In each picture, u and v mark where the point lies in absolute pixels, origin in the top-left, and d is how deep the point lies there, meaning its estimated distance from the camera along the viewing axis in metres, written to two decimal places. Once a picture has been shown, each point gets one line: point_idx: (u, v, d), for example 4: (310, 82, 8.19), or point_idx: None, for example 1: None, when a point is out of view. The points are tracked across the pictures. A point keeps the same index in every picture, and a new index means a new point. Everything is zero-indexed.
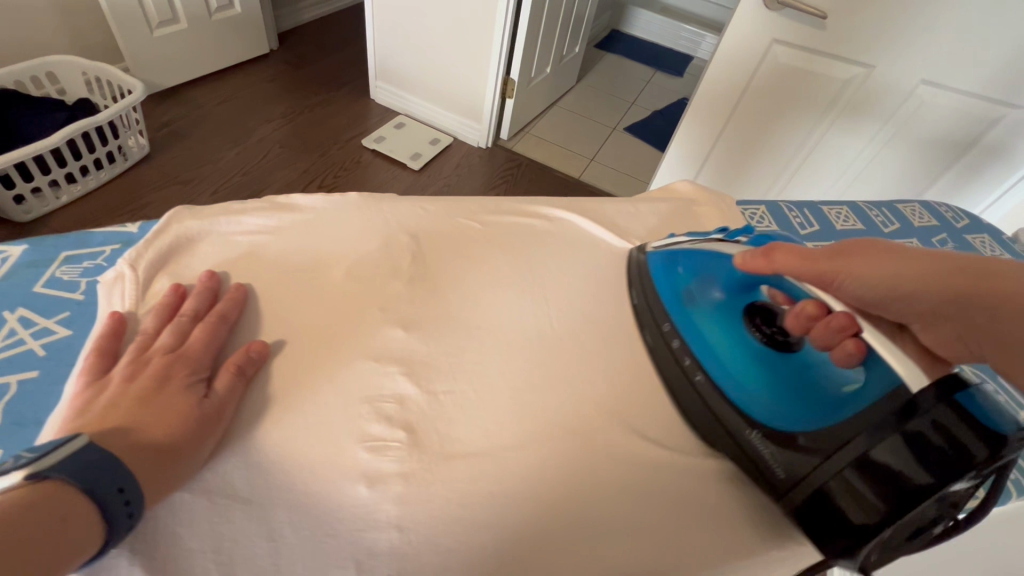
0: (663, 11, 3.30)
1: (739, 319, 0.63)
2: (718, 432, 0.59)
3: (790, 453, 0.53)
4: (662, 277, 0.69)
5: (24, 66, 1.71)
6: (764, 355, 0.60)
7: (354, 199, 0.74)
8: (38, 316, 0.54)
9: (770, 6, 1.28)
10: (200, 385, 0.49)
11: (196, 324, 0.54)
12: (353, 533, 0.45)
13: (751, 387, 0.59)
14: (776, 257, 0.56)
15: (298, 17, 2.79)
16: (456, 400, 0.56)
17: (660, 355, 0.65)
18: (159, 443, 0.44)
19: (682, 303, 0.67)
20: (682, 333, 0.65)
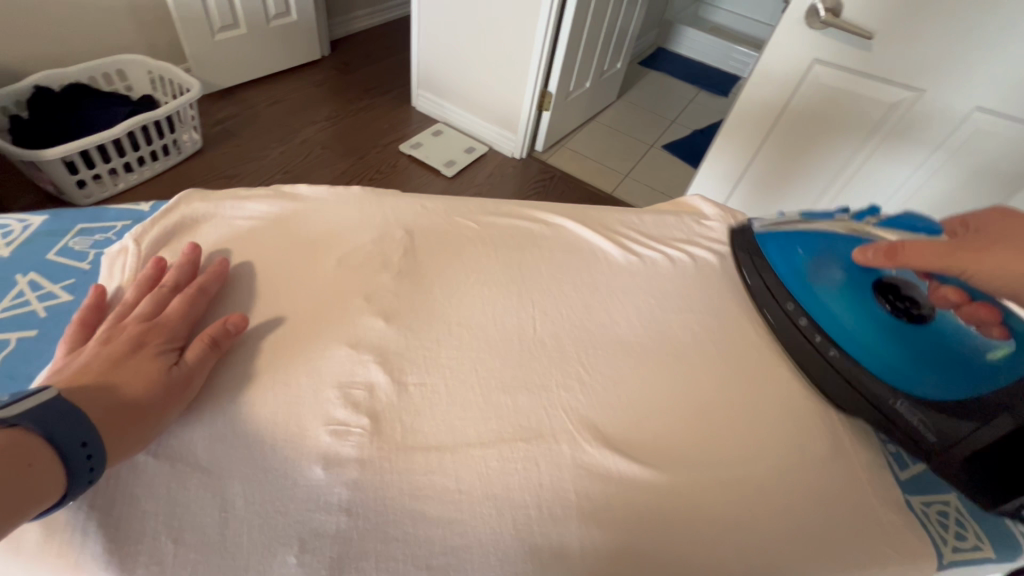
0: (712, 31, 3.26)
1: (867, 290, 0.66)
2: (859, 403, 0.63)
3: (941, 420, 0.58)
4: (782, 260, 0.74)
5: (97, 63, 1.86)
6: (895, 326, 0.62)
7: (357, 193, 0.76)
8: (46, 281, 0.59)
9: (812, 25, 1.25)
10: (170, 353, 0.51)
11: (176, 295, 0.57)
12: (302, 512, 0.46)
13: (887, 360, 0.62)
14: (900, 258, 0.62)
15: (350, 26, 2.92)
16: (425, 392, 0.56)
17: (789, 332, 0.70)
18: (125, 404, 0.45)
19: (803, 284, 0.71)
20: (810, 311, 0.69)
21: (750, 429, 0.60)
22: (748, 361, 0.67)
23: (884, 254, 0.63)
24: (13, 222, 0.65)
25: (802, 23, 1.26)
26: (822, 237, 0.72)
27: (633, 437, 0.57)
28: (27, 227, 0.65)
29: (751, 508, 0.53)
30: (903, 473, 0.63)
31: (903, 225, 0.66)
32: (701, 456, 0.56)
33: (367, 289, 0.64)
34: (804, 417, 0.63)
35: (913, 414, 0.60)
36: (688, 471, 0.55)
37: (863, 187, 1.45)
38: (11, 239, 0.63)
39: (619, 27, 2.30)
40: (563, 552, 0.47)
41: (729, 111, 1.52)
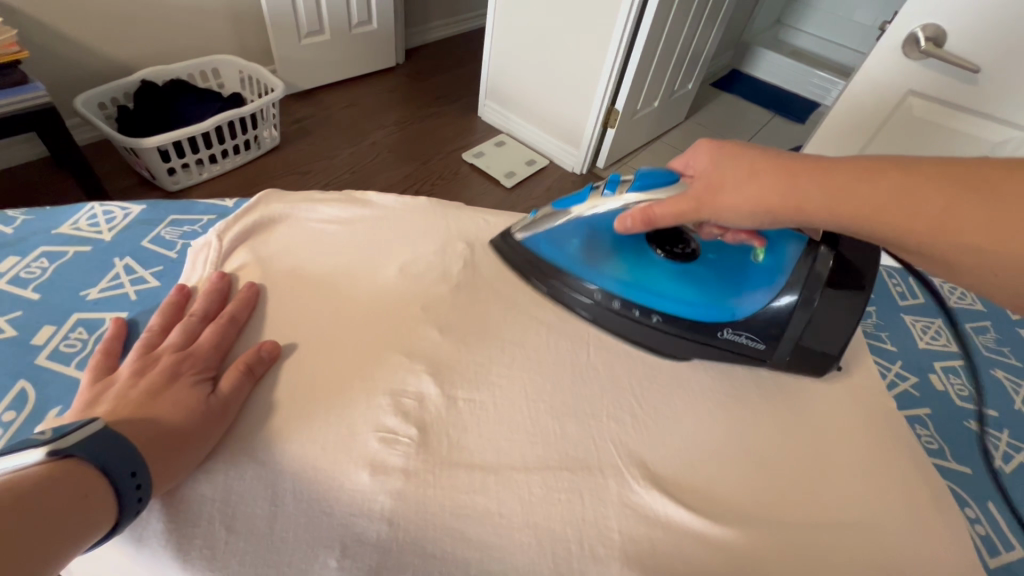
0: (792, 55, 3.14)
1: (642, 247, 0.68)
2: (698, 347, 0.65)
3: (762, 331, 0.63)
4: (560, 255, 0.70)
5: (196, 62, 2.03)
6: (685, 267, 0.66)
7: (423, 203, 0.78)
8: (139, 266, 0.63)
9: (911, 55, 1.16)
10: (206, 383, 0.50)
11: (206, 325, 0.56)
12: (345, 516, 0.46)
13: (696, 303, 0.65)
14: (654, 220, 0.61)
15: (427, 36, 3.02)
16: (473, 409, 0.56)
17: (605, 315, 0.67)
18: (166, 434, 0.44)
19: (594, 269, 0.68)
20: (614, 289, 0.67)
21: (811, 483, 0.56)
22: (813, 411, 0.63)
23: (639, 219, 0.62)
24: (116, 207, 0.70)
25: (898, 53, 1.18)
26: (580, 222, 0.69)
27: (684, 480, 0.54)
28: (127, 213, 0.69)
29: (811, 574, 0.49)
30: (993, 560, 0.56)
31: (650, 185, 0.63)
32: (753, 510, 0.53)
33: (423, 299, 0.65)
34: (875, 477, 0.58)
35: (739, 336, 0.64)
36: (742, 529, 0.51)
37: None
38: (113, 223, 0.68)
39: (694, 46, 2.25)
40: None
41: (807, 140, 1.45)
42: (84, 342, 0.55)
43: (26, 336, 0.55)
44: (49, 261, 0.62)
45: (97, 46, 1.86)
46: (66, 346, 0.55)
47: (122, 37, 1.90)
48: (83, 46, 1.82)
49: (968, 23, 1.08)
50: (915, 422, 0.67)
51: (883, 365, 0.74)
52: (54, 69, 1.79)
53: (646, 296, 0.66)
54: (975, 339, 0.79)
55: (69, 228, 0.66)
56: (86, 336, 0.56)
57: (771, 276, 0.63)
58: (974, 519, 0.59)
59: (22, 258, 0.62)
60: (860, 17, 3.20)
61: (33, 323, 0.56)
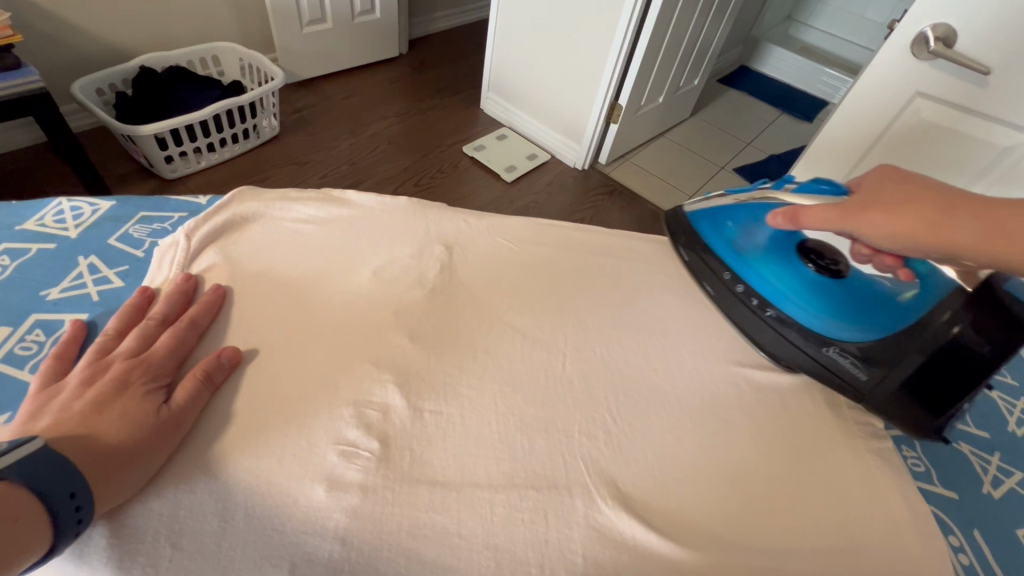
0: (802, 52, 3.08)
1: (792, 255, 0.67)
2: (802, 352, 0.65)
3: (868, 363, 0.60)
4: (713, 233, 0.74)
5: (195, 49, 2.01)
6: (817, 279, 0.65)
7: (404, 203, 0.76)
8: (103, 265, 0.61)
9: (920, 56, 1.13)
10: (159, 393, 0.49)
11: (164, 328, 0.54)
12: (298, 534, 0.45)
13: (818, 314, 0.64)
14: (800, 221, 0.61)
15: (431, 26, 2.98)
16: (440, 422, 0.54)
17: (728, 298, 0.71)
18: (112, 451, 0.43)
19: (731, 254, 0.72)
20: (744, 275, 0.70)
21: (789, 508, 0.54)
22: (797, 426, 0.60)
23: (785, 218, 0.63)
24: (84, 203, 0.68)
25: (905, 53, 1.15)
26: (747, 207, 0.70)
27: (653, 500, 0.52)
28: (95, 210, 0.67)
29: None
30: None
31: (811, 189, 0.63)
32: (724, 535, 0.51)
33: (397, 305, 0.63)
34: (857, 503, 0.55)
35: (845, 359, 0.62)
36: (711, 554, 0.49)
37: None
38: (80, 220, 0.66)
39: (701, 42, 2.21)
40: None
41: (811, 140, 1.43)
42: (41, 345, 0.54)
43: None
44: (11, 258, 0.60)
45: (94, 31, 1.83)
46: (21, 349, 0.53)
47: (120, 22, 1.87)
48: (79, 30, 1.79)
49: (979, 25, 1.04)
50: (901, 441, 0.64)
51: None
52: (49, 53, 1.77)
53: (766, 291, 0.68)
54: None
55: (34, 225, 0.64)
56: (43, 338, 0.54)
57: (904, 314, 0.58)
58: (958, 547, 0.55)
59: None
60: (872, 15, 3.13)
61: None
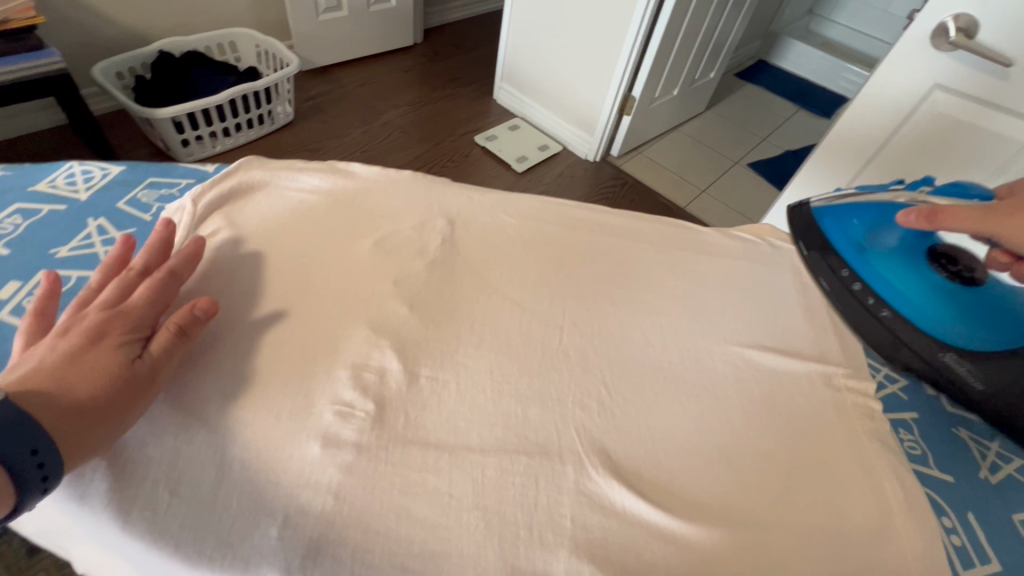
0: (822, 47, 3.03)
1: (921, 259, 0.66)
2: (913, 352, 0.66)
3: (988, 372, 0.61)
4: (835, 229, 0.74)
5: (212, 34, 2.02)
6: (942, 286, 0.64)
7: (408, 178, 0.76)
8: (111, 227, 0.63)
9: (941, 48, 1.10)
10: (133, 345, 0.48)
11: (144, 279, 0.54)
12: (293, 486, 0.46)
13: (941, 319, 0.64)
14: (938, 220, 0.58)
15: (446, 16, 2.98)
16: (435, 388, 0.55)
17: (842, 295, 0.71)
18: (80, 405, 0.43)
19: (849, 252, 0.72)
20: (863, 274, 0.70)
21: (778, 482, 0.53)
22: (794, 404, 0.60)
23: (920, 215, 0.60)
24: (95, 167, 0.69)
25: (927, 43, 1.13)
26: (877, 207, 0.70)
27: (644, 469, 0.53)
28: (105, 174, 0.69)
29: None
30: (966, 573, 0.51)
31: (955, 195, 0.63)
32: (714, 506, 0.51)
33: (397, 274, 0.64)
34: (850, 480, 0.55)
35: (961, 365, 0.63)
36: (699, 523, 0.49)
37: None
38: (90, 184, 0.67)
39: (718, 34, 2.18)
40: None
41: (821, 140, 1.39)
42: None
43: None
44: (24, 218, 0.62)
45: (114, 15, 1.86)
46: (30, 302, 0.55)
47: (139, 6, 1.90)
48: (99, 14, 1.82)
49: (1004, 13, 1.01)
50: (898, 425, 0.63)
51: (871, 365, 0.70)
52: (70, 36, 1.80)
53: (884, 292, 0.68)
54: None
55: (46, 187, 0.66)
56: (51, 293, 0.56)
57: None
58: (951, 529, 0.54)
59: None
60: (897, 9, 3.06)
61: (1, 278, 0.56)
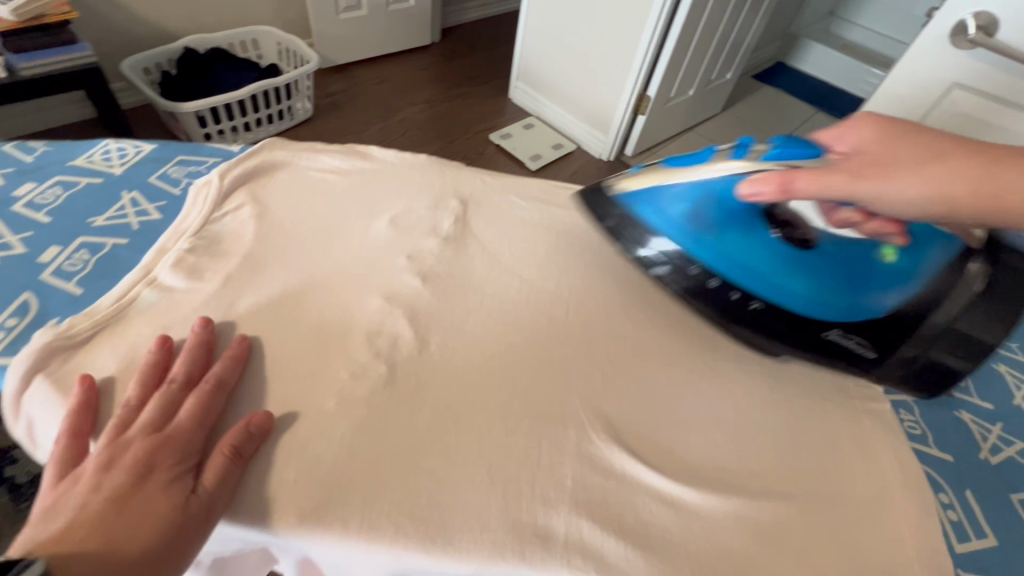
0: (843, 49, 3.00)
1: (758, 227, 0.60)
2: (796, 342, 0.61)
3: (873, 338, 0.60)
4: (662, 217, 0.62)
5: (236, 31, 2.09)
6: (802, 260, 0.59)
7: (423, 161, 0.79)
8: (144, 200, 0.67)
9: (959, 44, 1.10)
10: (186, 478, 0.45)
11: (190, 393, 0.50)
12: (307, 437, 0.49)
13: (808, 296, 0.59)
14: (796, 190, 0.53)
15: (464, 16, 3.02)
16: (444, 353, 0.57)
17: (702, 292, 0.63)
18: (132, 562, 0.39)
19: (690, 245, 0.62)
20: (717, 262, 0.61)
21: (776, 452, 0.55)
22: (794, 380, 0.62)
23: (773, 186, 0.54)
24: (129, 145, 0.73)
25: (945, 41, 1.12)
26: (701, 186, 0.60)
27: (643, 435, 0.54)
28: (139, 151, 0.73)
29: (766, 544, 0.48)
30: (959, 546, 0.52)
31: (787, 156, 0.56)
32: (709, 471, 0.52)
33: (411, 250, 0.67)
34: (849, 455, 0.56)
35: (848, 339, 0.60)
36: (696, 487, 0.51)
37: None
38: (125, 159, 0.71)
39: (734, 36, 2.18)
40: (544, 536, 0.46)
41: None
42: (86, 262, 0.59)
43: (34, 254, 0.59)
44: (64, 189, 0.66)
45: (143, 12, 1.93)
46: (69, 264, 0.59)
47: (168, 4, 1.97)
48: (130, 11, 1.90)
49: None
50: (899, 406, 0.64)
51: None
52: (101, 32, 1.87)
53: (750, 283, 0.61)
54: None
55: (84, 161, 0.70)
56: (88, 257, 0.60)
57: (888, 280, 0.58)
58: (946, 504, 0.55)
59: (38, 185, 0.66)
60: (920, 10, 3.02)
61: (42, 243, 0.60)
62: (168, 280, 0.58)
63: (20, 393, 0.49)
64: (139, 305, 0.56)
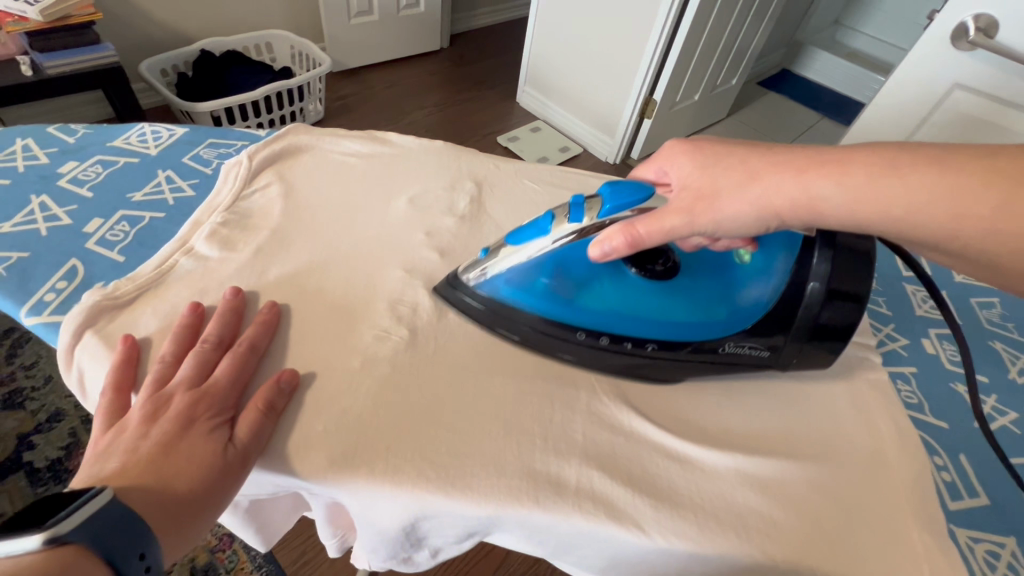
0: (848, 57, 3.03)
1: (623, 268, 0.58)
2: (700, 370, 0.59)
3: (767, 346, 0.58)
4: (527, 296, 0.58)
5: (251, 34, 2.14)
6: (671, 291, 0.58)
7: (438, 147, 0.83)
8: (179, 178, 0.71)
9: (959, 46, 1.13)
10: (223, 429, 0.47)
11: (224, 353, 0.52)
12: (333, 393, 0.52)
13: (692, 323, 0.57)
14: (644, 239, 0.50)
15: (473, 22, 3.08)
16: (461, 319, 0.60)
17: (596, 354, 0.58)
18: (181, 498, 0.43)
19: (564, 309, 0.58)
20: (599, 315, 0.58)
21: (774, 416, 0.58)
22: None
23: (623, 241, 0.51)
24: (162, 128, 0.77)
25: (946, 44, 1.15)
26: (551, 258, 0.56)
27: (651, 398, 0.57)
28: (172, 134, 0.77)
29: (768, 497, 0.50)
30: (953, 503, 0.54)
31: (621, 204, 0.52)
32: (714, 431, 0.55)
33: (428, 228, 0.70)
34: (848, 418, 0.58)
35: (744, 348, 0.58)
36: (701, 443, 0.54)
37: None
38: (159, 141, 0.75)
39: (739, 42, 2.22)
40: (555, 484, 0.49)
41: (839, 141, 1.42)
42: (127, 233, 0.64)
43: (80, 225, 0.64)
44: (104, 167, 0.70)
45: (163, 15, 1.99)
46: (112, 235, 0.63)
47: (187, 8, 2.03)
48: (151, 14, 1.96)
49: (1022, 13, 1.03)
50: (896, 377, 0.66)
51: (874, 324, 0.72)
52: (122, 35, 1.93)
53: (638, 330, 0.57)
54: (977, 313, 0.75)
55: (121, 142, 0.74)
56: (129, 229, 0.64)
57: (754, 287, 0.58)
58: (941, 467, 0.57)
59: (81, 163, 0.70)
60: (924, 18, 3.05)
61: (86, 216, 0.65)
62: (203, 250, 0.62)
63: (72, 346, 0.53)
64: (178, 271, 0.60)
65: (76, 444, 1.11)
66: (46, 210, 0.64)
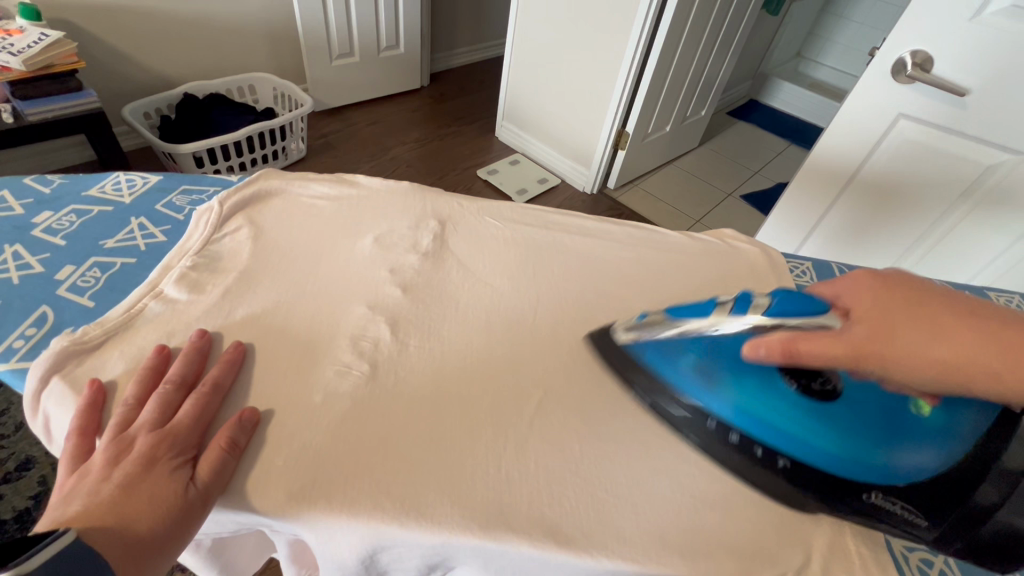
0: (811, 86, 3.20)
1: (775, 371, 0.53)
2: (831, 499, 0.53)
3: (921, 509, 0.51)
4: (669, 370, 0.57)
5: (233, 78, 2.21)
6: (820, 415, 0.51)
7: (405, 188, 0.87)
8: (151, 224, 0.74)
9: (901, 79, 1.15)
10: (185, 468, 0.49)
11: (188, 395, 0.54)
12: (296, 428, 0.54)
13: (842, 458, 0.51)
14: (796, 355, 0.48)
15: (452, 61, 3.20)
16: (421, 352, 0.63)
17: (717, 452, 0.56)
18: (140, 537, 0.44)
19: (706, 389, 0.55)
20: (740, 420, 0.54)
21: None
22: None
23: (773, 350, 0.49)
24: (137, 177, 0.81)
25: (886, 77, 1.17)
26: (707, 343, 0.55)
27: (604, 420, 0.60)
28: (146, 182, 0.80)
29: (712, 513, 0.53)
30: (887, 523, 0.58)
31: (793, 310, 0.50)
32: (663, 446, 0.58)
33: (393, 266, 0.73)
34: None
35: (890, 503, 0.51)
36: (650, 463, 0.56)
37: (952, 254, 1.29)
38: (133, 189, 0.78)
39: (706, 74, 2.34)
40: (504, 509, 0.51)
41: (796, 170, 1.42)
42: (97, 279, 0.66)
43: (52, 273, 0.66)
44: (78, 216, 0.73)
45: (145, 62, 2.05)
46: (82, 281, 0.66)
47: (170, 55, 2.10)
48: (133, 61, 2.02)
49: (957, 49, 1.06)
50: None
51: None
52: (105, 82, 1.98)
53: (768, 444, 0.53)
54: None
55: (96, 192, 0.77)
56: (99, 275, 0.67)
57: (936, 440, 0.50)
58: None
59: (55, 213, 0.73)
60: None
61: (57, 264, 0.67)
62: (172, 293, 0.64)
63: (39, 392, 0.55)
64: (146, 314, 0.62)
65: (44, 493, 1.09)
66: (19, 259, 0.67)
